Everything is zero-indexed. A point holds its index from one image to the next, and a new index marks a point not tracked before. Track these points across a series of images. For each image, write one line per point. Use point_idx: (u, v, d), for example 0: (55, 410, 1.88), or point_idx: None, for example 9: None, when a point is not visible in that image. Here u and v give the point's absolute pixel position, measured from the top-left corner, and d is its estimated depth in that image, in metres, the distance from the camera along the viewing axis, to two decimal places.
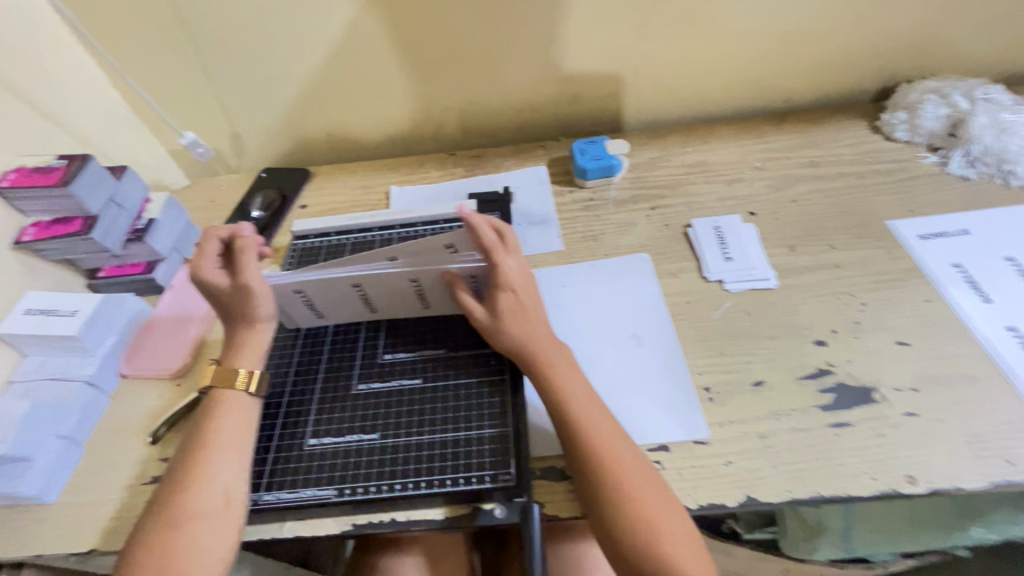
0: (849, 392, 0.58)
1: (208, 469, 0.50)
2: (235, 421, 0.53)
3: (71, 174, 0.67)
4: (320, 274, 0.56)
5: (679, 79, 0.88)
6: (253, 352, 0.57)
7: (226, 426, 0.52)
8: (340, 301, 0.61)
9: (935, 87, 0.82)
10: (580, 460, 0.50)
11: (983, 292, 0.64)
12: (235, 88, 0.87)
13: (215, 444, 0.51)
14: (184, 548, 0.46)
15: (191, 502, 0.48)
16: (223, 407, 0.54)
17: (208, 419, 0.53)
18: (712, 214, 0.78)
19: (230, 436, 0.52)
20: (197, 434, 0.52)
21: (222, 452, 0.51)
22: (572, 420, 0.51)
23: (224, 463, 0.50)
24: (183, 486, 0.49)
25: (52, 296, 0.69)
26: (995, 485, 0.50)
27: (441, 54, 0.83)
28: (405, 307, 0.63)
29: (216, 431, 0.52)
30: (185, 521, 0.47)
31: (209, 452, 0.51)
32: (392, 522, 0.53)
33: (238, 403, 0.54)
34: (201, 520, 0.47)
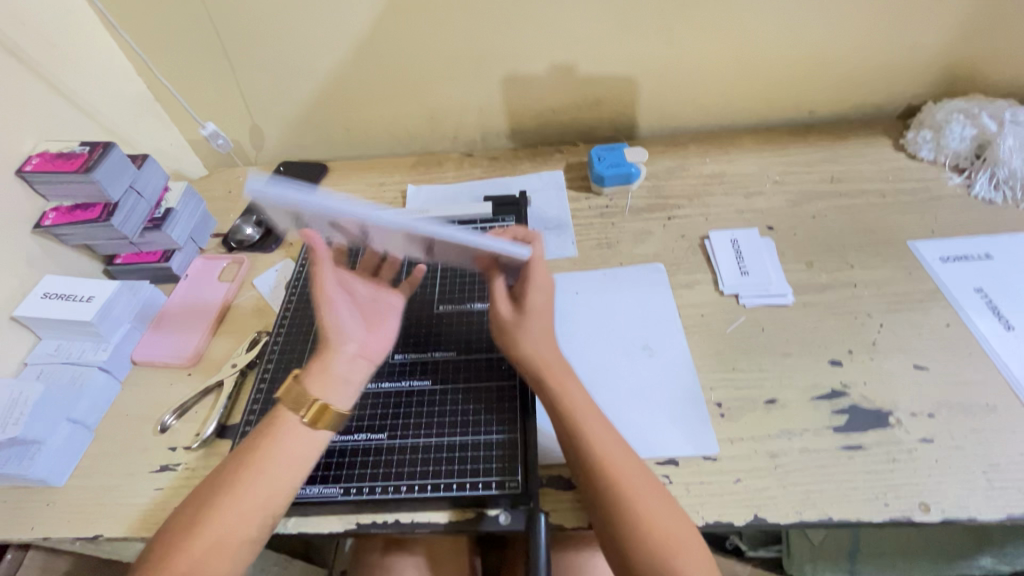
0: (863, 415, 0.57)
1: (256, 500, 0.48)
2: (296, 451, 0.51)
3: (95, 161, 0.68)
4: (338, 211, 0.47)
5: (702, 87, 0.87)
6: (324, 378, 0.54)
7: (286, 454, 0.51)
8: (339, 228, 0.53)
9: (962, 106, 0.79)
10: (598, 488, 0.49)
11: (1004, 318, 0.63)
12: (258, 82, 0.88)
13: (271, 471, 0.49)
14: (212, 571, 0.45)
15: (232, 528, 0.47)
16: (282, 436, 0.51)
17: (265, 441, 0.51)
18: (730, 226, 0.77)
19: (286, 465, 0.50)
20: (252, 451, 0.51)
21: (277, 481, 0.49)
22: (585, 439, 0.51)
23: (271, 494, 0.49)
24: (227, 510, 0.47)
25: (68, 281, 0.69)
26: (1010, 518, 0.49)
27: (464, 54, 0.83)
28: (404, 249, 0.58)
29: (273, 456, 0.50)
30: (222, 547, 0.46)
31: (263, 481, 0.49)
32: (395, 523, 0.53)
33: (298, 434, 0.52)
34: (241, 548, 0.47)
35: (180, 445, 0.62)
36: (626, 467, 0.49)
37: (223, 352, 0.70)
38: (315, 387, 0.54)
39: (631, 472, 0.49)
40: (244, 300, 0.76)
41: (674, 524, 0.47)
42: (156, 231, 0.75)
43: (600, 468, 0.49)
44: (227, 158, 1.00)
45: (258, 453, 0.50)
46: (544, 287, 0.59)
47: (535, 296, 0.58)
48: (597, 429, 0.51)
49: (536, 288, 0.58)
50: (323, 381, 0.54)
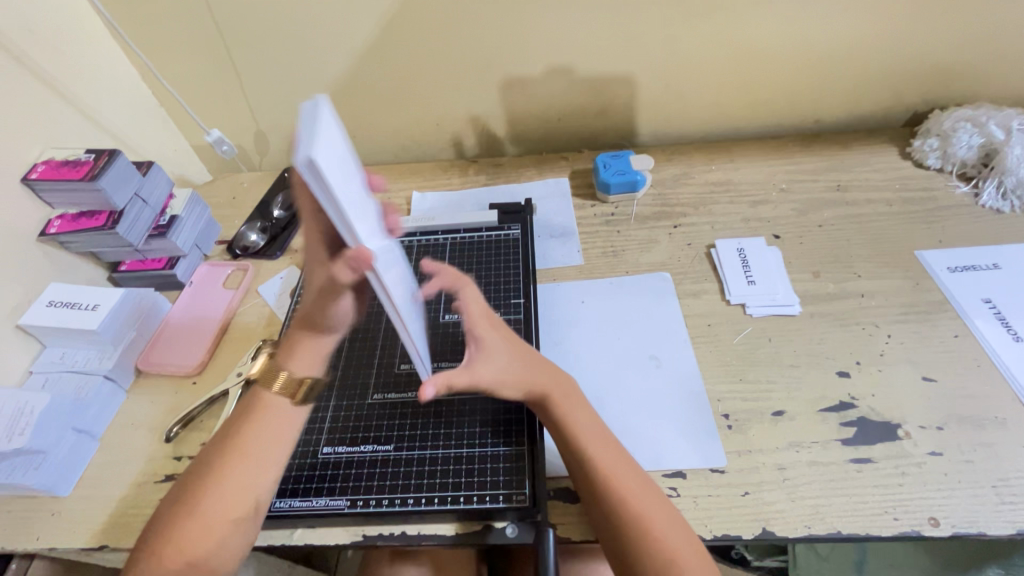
0: (872, 427, 0.56)
1: (237, 478, 0.48)
2: (276, 425, 0.51)
3: (100, 169, 0.67)
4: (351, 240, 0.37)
5: (707, 95, 0.87)
6: (309, 355, 0.53)
7: (264, 430, 0.50)
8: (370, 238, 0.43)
9: (969, 115, 0.79)
10: (602, 508, 0.49)
11: (1013, 329, 0.62)
12: (263, 88, 0.88)
13: (250, 447, 0.50)
14: (201, 548, 0.46)
15: (215, 506, 0.47)
16: (259, 413, 0.51)
17: (247, 419, 0.51)
18: (736, 235, 0.77)
19: (265, 439, 0.50)
20: (231, 432, 0.51)
21: (256, 456, 0.49)
22: (587, 459, 0.50)
23: (252, 472, 0.49)
24: (210, 490, 0.48)
25: (73, 289, 0.69)
26: (1021, 533, 0.49)
27: (469, 61, 0.83)
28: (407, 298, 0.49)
29: (253, 431, 0.50)
30: (209, 526, 0.46)
31: (241, 456, 0.49)
32: (402, 535, 0.53)
33: (277, 411, 0.51)
34: (228, 526, 0.47)
35: (186, 455, 0.61)
36: (632, 486, 0.49)
37: (228, 361, 0.70)
38: (299, 364, 0.53)
39: (636, 491, 0.49)
40: (249, 307, 0.76)
41: (683, 537, 0.47)
42: (161, 239, 0.75)
43: (604, 488, 0.49)
44: (232, 164, 1.00)
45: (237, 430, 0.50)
46: (489, 319, 0.58)
47: (484, 327, 0.57)
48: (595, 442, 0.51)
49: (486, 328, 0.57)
50: (311, 361, 0.53)
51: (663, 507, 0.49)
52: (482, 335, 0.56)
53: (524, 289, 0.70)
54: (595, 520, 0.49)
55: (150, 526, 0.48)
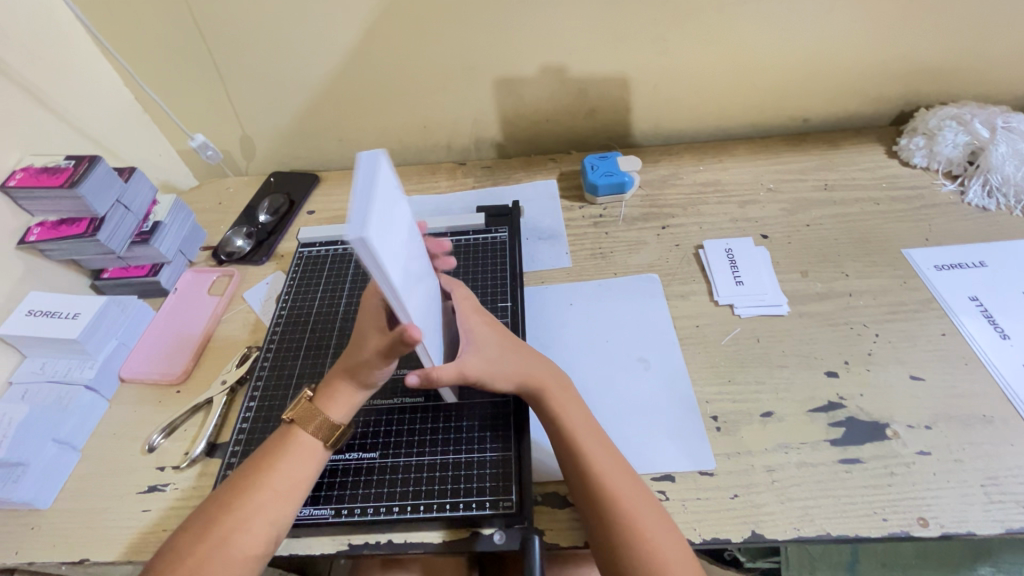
0: (860, 427, 0.56)
1: (262, 513, 0.48)
2: (300, 467, 0.51)
3: (80, 175, 0.66)
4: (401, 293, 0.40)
5: (695, 95, 0.87)
6: (346, 404, 0.53)
7: (287, 473, 0.50)
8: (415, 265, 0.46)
9: (954, 113, 0.79)
10: (595, 515, 0.48)
11: (1000, 327, 0.62)
12: (248, 93, 0.87)
13: (269, 490, 0.49)
14: None
15: (237, 541, 0.46)
16: (291, 447, 0.51)
17: (276, 452, 0.51)
18: (724, 235, 0.77)
19: (286, 486, 0.49)
20: (259, 465, 0.50)
21: (275, 503, 0.48)
22: (582, 463, 0.50)
23: (276, 507, 0.48)
24: (233, 524, 0.46)
25: (53, 297, 0.68)
26: (1009, 532, 0.49)
27: (456, 64, 0.83)
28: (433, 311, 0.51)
29: (274, 474, 0.49)
30: (228, 562, 0.45)
31: (264, 498, 0.48)
32: (389, 543, 0.52)
33: (309, 450, 0.51)
34: (246, 563, 0.46)
35: (169, 465, 0.60)
36: (627, 492, 0.48)
37: (212, 368, 0.69)
38: (338, 410, 0.53)
39: (631, 497, 0.48)
40: (234, 314, 0.75)
41: (674, 546, 0.46)
42: (144, 246, 0.74)
43: (599, 498, 0.48)
44: (217, 169, 0.99)
45: (256, 473, 0.50)
46: (484, 321, 0.57)
47: (478, 326, 0.56)
48: (587, 445, 0.50)
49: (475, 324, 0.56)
50: (347, 410, 0.53)
51: (656, 513, 0.48)
52: (471, 330, 0.55)
53: (511, 292, 0.69)
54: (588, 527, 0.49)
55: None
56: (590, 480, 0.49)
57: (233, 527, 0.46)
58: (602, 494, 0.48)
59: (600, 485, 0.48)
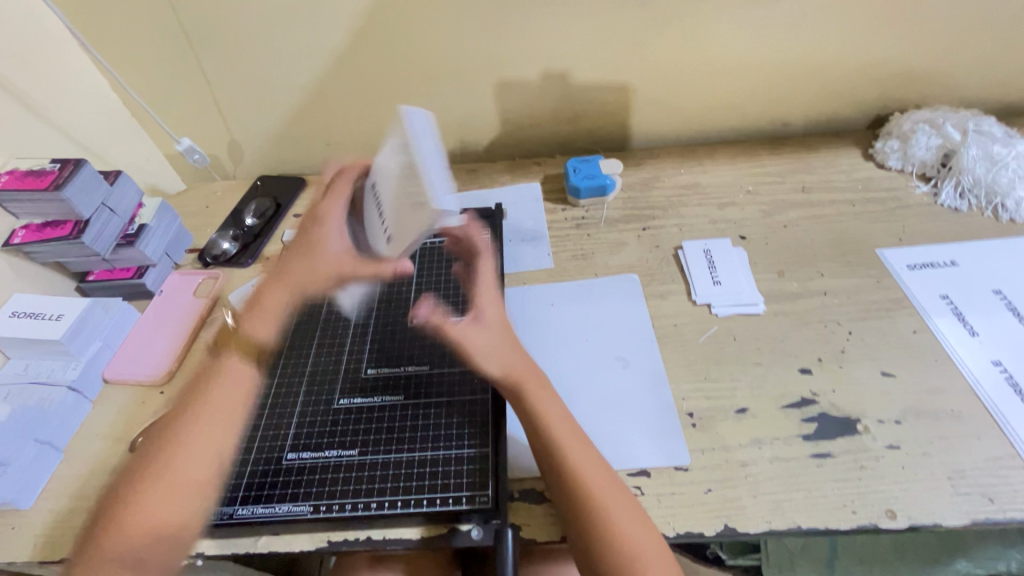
0: (832, 423, 0.57)
1: (193, 441, 0.51)
2: (231, 396, 0.54)
3: (65, 179, 0.67)
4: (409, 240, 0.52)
5: (675, 100, 0.89)
6: (269, 317, 0.57)
7: (215, 401, 0.54)
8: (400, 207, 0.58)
9: (927, 118, 0.82)
10: (570, 505, 0.49)
11: (969, 324, 0.64)
12: (235, 97, 0.88)
13: (198, 421, 0.52)
14: (161, 506, 0.49)
15: (174, 469, 0.50)
16: (219, 380, 0.55)
17: (205, 385, 0.55)
18: (703, 236, 0.78)
19: (221, 414, 0.53)
20: (189, 399, 0.54)
21: (211, 432, 0.52)
22: (557, 455, 0.50)
23: (207, 432, 0.52)
24: (168, 455, 0.51)
25: (37, 299, 0.68)
26: (975, 523, 0.50)
27: (440, 69, 0.84)
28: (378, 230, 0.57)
29: (207, 404, 0.53)
30: (167, 489, 0.49)
31: (193, 426, 0.52)
32: (368, 540, 0.52)
33: (237, 377, 0.55)
34: (185, 485, 0.50)
35: None
36: (597, 482, 0.49)
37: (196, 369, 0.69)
38: (259, 326, 0.57)
39: (601, 487, 0.49)
40: (219, 315, 0.76)
41: (644, 536, 0.47)
42: (129, 248, 0.74)
43: (573, 489, 0.49)
44: (205, 173, 1.00)
45: (184, 408, 0.53)
46: (495, 300, 0.58)
47: (488, 307, 0.57)
48: (562, 437, 0.51)
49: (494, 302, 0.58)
50: (268, 323, 0.57)
51: (628, 506, 0.49)
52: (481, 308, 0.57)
53: None
54: (564, 519, 0.49)
55: (101, 514, 0.50)
56: (565, 471, 0.50)
57: (171, 461, 0.50)
58: (576, 485, 0.49)
59: (572, 475, 0.49)
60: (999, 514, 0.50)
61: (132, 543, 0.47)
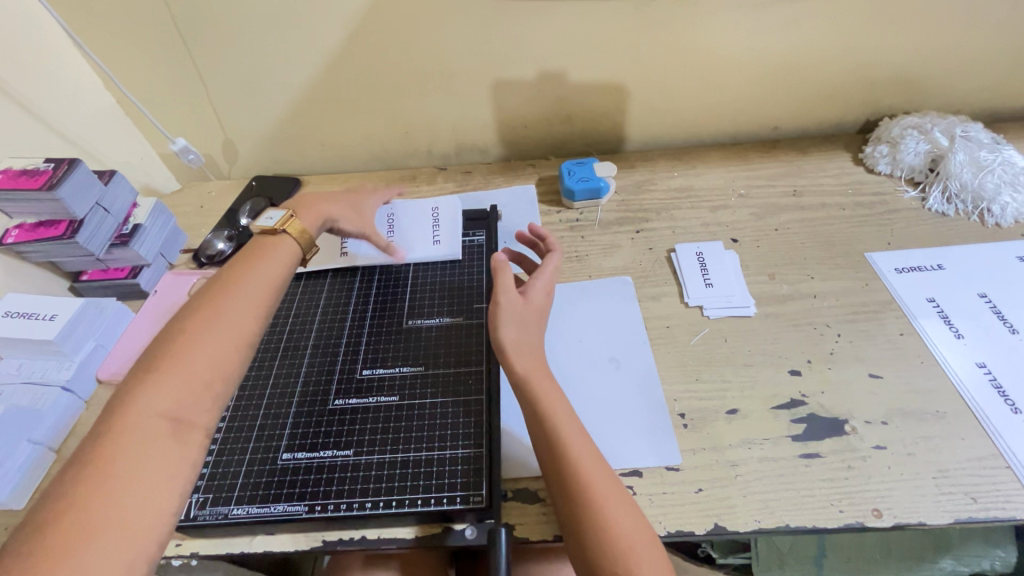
0: (820, 423, 0.58)
1: (244, 299, 0.52)
2: (274, 269, 0.57)
3: (59, 178, 0.67)
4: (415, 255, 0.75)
5: (669, 104, 0.90)
6: (316, 215, 0.65)
7: (264, 270, 0.56)
8: (411, 225, 0.78)
9: (916, 123, 0.83)
10: (568, 498, 0.49)
11: (955, 327, 0.65)
12: (231, 98, 0.88)
13: (248, 283, 0.54)
14: (218, 344, 0.48)
15: (229, 316, 0.50)
16: (265, 255, 0.58)
17: (252, 261, 0.57)
18: (695, 239, 0.79)
19: (265, 281, 0.55)
20: (234, 270, 0.55)
21: (258, 292, 0.53)
22: (558, 447, 0.51)
23: (257, 296, 0.53)
24: (221, 303, 0.51)
25: (31, 298, 0.68)
26: (958, 522, 0.51)
27: (436, 71, 0.85)
28: (411, 239, 0.77)
29: (257, 273, 0.55)
30: (223, 330, 0.49)
31: (246, 284, 0.53)
32: (363, 540, 0.53)
33: (284, 251, 0.59)
34: (241, 335, 0.50)
35: None
36: (596, 474, 0.49)
37: None
38: (309, 220, 0.64)
39: (600, 481, 0.49)
40: None
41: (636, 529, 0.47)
42: (124, 248, 0.74)
43: (572, 482, 0.49)
44: (200, 173, 1.00)
45: (234, 274, 0.55)
46: (546, 287, 0.63)
47: (537, 293, 0.62)
48: (565, 431, 0.51)
49: (539, 288, 0.62)
50: (315, 220, 0.65)
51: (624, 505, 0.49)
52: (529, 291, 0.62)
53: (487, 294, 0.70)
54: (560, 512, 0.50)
55: (133, 368, 0.46)
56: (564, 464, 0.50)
57: (219, 312, 0.50)
58: (574, 478, 0.49)
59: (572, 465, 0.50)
60: (982, 513, 0.51)
61: (184, 376, 0.45)
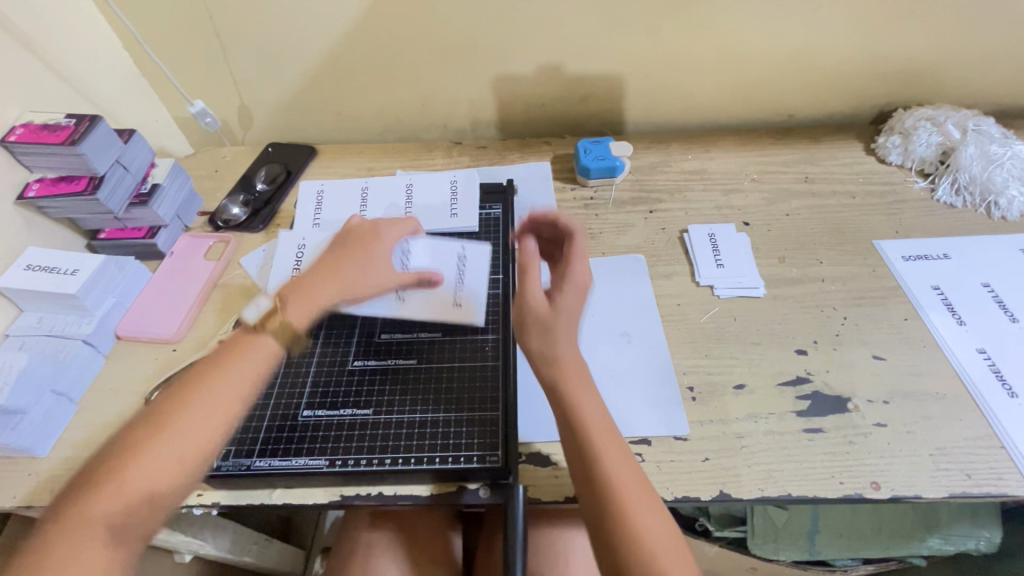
0: (824, 400, 0.60)
1: (219, 392, 0.47)
2: (251, 368, 0.49)
3: (81, 134, 0.67)
4: (435, 227, 0.76)
5: (687, 86, 0.90)
6: (307, 305, 0.53)
7: (249, 357, 0.50)
8: (431, 199, 0.79)
9: (929, 115, 0.84)
10: (600, 515, 0.45)
11: (958, 314, 0.67)
12: (249, 63, 0.88)
13: (227, 373, 0.48)
14: (175, 449, 0.44)
15: (195, 415, 0.46)
16: (254, 339, 0.51)
17: (241, 341, 0.51)
18: (708, 221, 0.80)
19: (232, 390, 0.48)
20: (225, 351, 0.50)
21: (217, 408, 0.47)
22: (590, 461, 0.46)
23: (232, 389, 0.48)
24: (193, 396, 0.46)
25: (51, 253, 0.68)
26: (952, 496, 0.53)
27: (456, 44, 0.85)
28: (433, 210, 0.77)
29: (241, 358, 0.49)
30: (182, 434, 0.45)
31: (224, 376, 0.48)
32: (379, 495, 0.55)
33: (263, 346, 0.51)
34: (201, 439, 0.45)
35: None
36: (629, 494, 0.45)
37: (209, 329, 0.71)
38: (299, 311, 0.53)
39: (633, 500, 0.45)
40: (230, 278, 0.77)
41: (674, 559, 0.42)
42: (142, 207, 0.75)
43: (603, 498, 0.45)
44: (214, 138, 1.00)
45: (220, 357, 0.50)
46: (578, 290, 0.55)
47: (568, 296, 0.54)
48: (598, 444, 0.47)
49: (569, 293, 0.54)
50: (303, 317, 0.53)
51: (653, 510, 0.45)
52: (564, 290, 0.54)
53: (504, 264, 0.72)
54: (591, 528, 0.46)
55: (98, 455, 0.44)
56: (595, 479, 0.46)
57: (180, 416, 0.45)
58: (606, 495, 0.45)
59: (604, 479, 0.46)
60: (976, 488, 0.53)
61: (128, 483, 0.42)
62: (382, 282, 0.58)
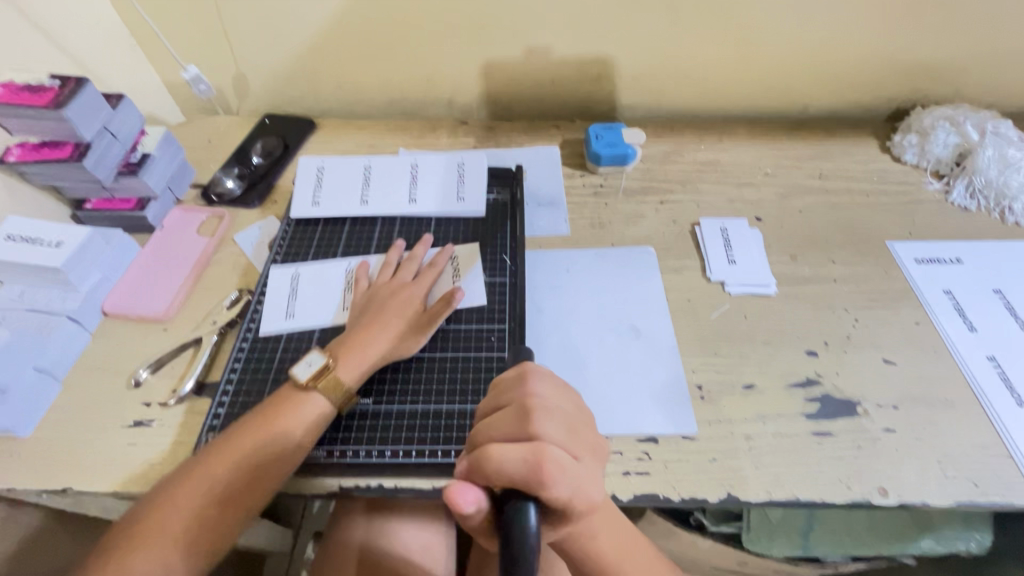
0: (834, 404, 0.59)
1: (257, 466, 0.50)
2: (287, 443, 0.51)
3: (66, 96, 0.63)
4: (442, 210, 0.73)
5: (703, 74, 0.87)
6: (355, 361, 0.56)
7: (287, 430, 0.52)
8: (437, 184, 0.76)
9: (948, 115, 0.82)
10: None
11: (969, 320, 0.66)
12: (246, 28, 0.83)
13: (265, 446, 0.51)
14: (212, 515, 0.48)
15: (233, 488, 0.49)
16: (297, 410, 0.53)
17: (283, 412, 0.53)
18: (720, 215, 0.78)
19: (269, 464, 0.50)
20: (268, 417, 0.52)
21: (257, 475, 0.50)
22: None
23: (269, 464, 0.50)
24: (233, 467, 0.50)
25: (34, 223, 0.65)
26: (958, 504, 0.53)
27: (467, 18, 0.81)
28: (441, 194, 0.74)
29: (279, 431, 0.52)
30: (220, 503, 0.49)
31: (263, 448, 0.51)
32: (379, 487, 0.53)
33: (310, 406, 0.53)
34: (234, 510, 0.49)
35: (156, 402, 0.60)
36: None
37: (201, 308, 0.68)
38: (344, 369, 0.55)
39: None
40: (224, 256, 0.74)
41: None
42: (131, 176, 0.71)
43: None
44: (208, 106, 0.95)
45: (263, 424, 0.52)
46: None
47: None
48: None
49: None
50: (351, 371, 0.55)
51: None
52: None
53: (512, 252, 0.69)
54: None
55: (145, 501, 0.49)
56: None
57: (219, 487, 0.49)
58: None
59: None
60: (983, 497, 0.53)
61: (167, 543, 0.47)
62: (424, 321, 0.60)
